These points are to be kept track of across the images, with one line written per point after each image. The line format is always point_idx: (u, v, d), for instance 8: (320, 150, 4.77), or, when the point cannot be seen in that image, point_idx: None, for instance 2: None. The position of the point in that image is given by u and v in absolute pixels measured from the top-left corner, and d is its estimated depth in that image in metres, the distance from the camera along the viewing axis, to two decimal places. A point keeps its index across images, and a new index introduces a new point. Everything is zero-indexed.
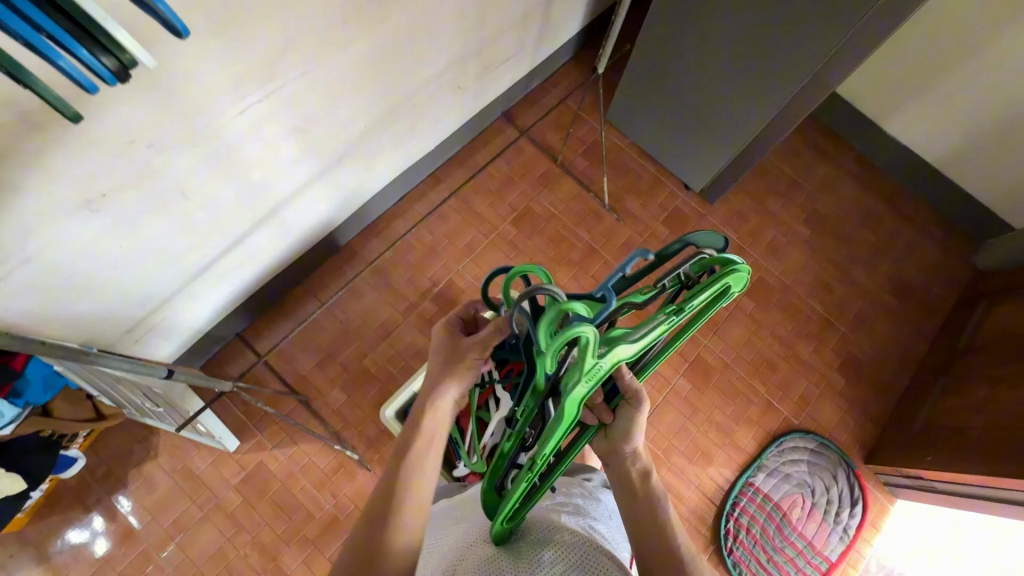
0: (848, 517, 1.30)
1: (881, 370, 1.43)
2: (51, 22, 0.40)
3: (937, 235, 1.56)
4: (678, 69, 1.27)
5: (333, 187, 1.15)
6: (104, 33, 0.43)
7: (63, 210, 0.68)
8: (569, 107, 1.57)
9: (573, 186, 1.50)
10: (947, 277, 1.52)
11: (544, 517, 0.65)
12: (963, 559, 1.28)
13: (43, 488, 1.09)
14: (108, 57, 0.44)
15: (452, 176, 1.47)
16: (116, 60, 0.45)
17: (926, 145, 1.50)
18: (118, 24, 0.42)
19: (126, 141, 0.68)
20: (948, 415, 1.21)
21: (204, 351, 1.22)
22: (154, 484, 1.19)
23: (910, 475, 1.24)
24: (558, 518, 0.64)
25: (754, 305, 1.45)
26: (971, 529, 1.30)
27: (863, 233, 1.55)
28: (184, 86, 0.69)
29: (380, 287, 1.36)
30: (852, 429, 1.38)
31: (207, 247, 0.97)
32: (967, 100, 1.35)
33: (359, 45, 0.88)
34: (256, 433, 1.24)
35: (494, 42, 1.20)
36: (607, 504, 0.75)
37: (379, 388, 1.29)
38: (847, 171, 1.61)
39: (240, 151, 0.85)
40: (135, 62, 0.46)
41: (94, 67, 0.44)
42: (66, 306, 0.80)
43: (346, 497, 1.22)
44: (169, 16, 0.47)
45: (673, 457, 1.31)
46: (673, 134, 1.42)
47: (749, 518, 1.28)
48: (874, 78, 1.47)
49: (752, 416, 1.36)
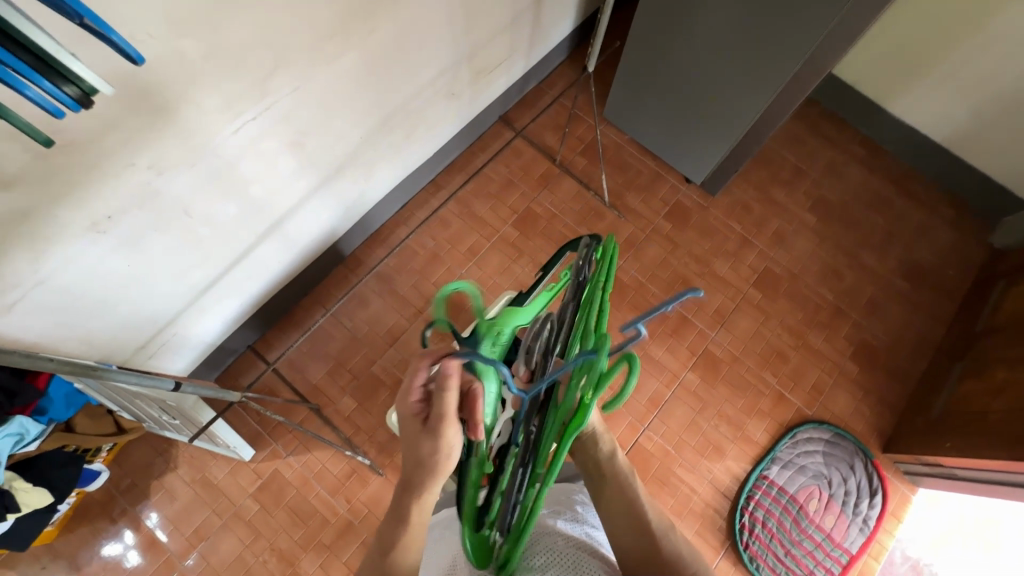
0: (868, 508, 1.27)
1: (896, 356, 1.40)
2: (14, 60, 0.41)
3: (950, 216, 1.53)
4: (671, 63, 1.27)
5: (334, 199, 1.17)
6: (63, 65, 0.44)
7: (71, 232, 0.71)
8: (565, 107, 1.58)
9: (573, 185, 1.51)
10: (963, 258, 1.48)
11: (539, 523, 0.64)
12: (997, 548, 1.25)
13: (70, 502, 1.13)
14: (71, 86, 0.46)
15: (452, 181, 1.48)
16: (78, 88, 0.46)
17: (934, 125, 1.47)
18: (78, 59, 0.44)
19: (126, 164, 0.71)
20: (966, 399, 1.18)
21: (218, 364, 1.26)
22: (176, 495, 1.23)
23: (930, 463, 1.21)
24: (552, 524, 0.64)
25: (761, 295, 1.44)
26: (1005, 517, 1.27)
27: (871, 217, 1.52)
28: (180, 108, 0.72)
29: (385, 294, 1.38)
30: (868, 418, 1.35)
31: (213, 263, 1.00)
32: (974, 76, 1.32)
33: (349, 59, 0.90)
34: (271, 442, 1.27)
35: (484, 47, 1.22)
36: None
37: (388, 394, 1.31)
38: (852, 155, 1.58)
39: (238, 168, 0.88)
40: (95, 89, 0.48)
41: (56, 97, 0.46)
42: (80, 325, 0.84)
43: (360, 502, 1.24)
44: (123, 45, 0.46)
45: (684, 453, 1.30)
46: (670, 128, 1.42)
47: (765, 512, 1.26)
48: (875, 60, 1.44)
49: (764, 408, 1.34)
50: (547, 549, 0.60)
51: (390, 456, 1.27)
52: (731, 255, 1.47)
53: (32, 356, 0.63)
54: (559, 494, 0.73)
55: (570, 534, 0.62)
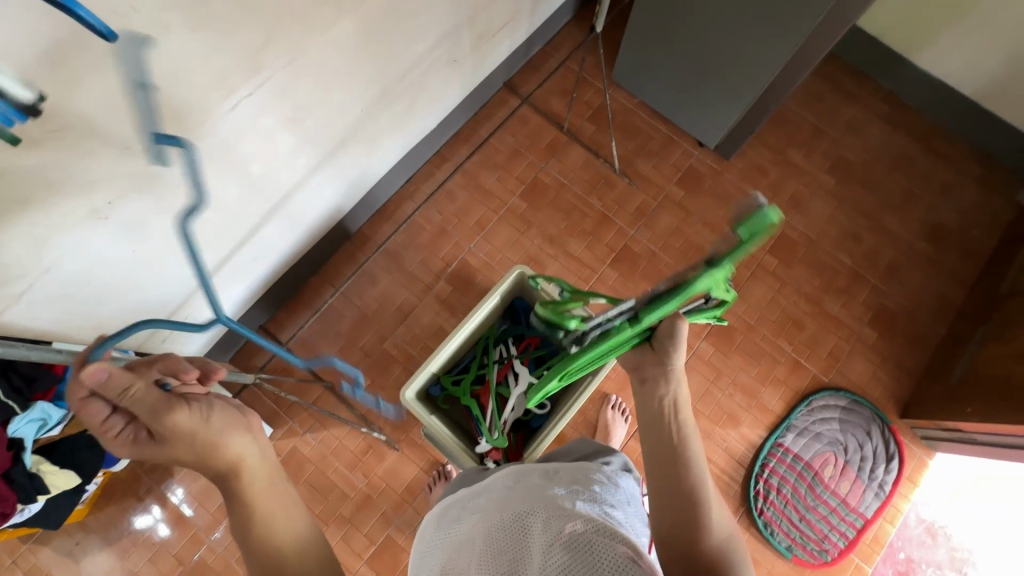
0: (884, 473, 1.27)
1: (917, 321, 1.37)
2: None
3: (977, 174, 1.46)
4: (684, 19, 1.20)
5: (338, 174, 1.15)
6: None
7: (72, 220, 0.70)
8: (572, 71, 1.51)
9: (581, 153, 1.46)
10: (989, 218, 1.43)
11: (556, 502, 0.64)
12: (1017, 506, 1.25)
13: (97, 482, 1.17)
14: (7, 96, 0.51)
15: (456, 153, 1.45)
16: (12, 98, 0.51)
17: (963, 78, 1.39)
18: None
19: (122, 148, 0.69)
20: (990, 363, 1.15)
21: (231, 345, 1.27)
22: (199, 473, 1.26)
23: (949, 428, 1.20)
24: (570, 505, 0.63)
25: (777, 262, 1.40)
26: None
27: (893, 178, 1.46)
28: (173, 85, 0.69)
29: (394, 270, 1.37)
30: (886, 384, 1.33)
31: (220, 245, 0.99)
32: (1010, 22, 1.23)
33: (345, 27, 0.86)
34: (288, 421, 1.28)
35: (486, 8, 1.16)
36: (628, 489, 0.75)
37: (401, 370, 1.32)
38: (874, 112, 1.51)
39: (237, 146, 0.85)
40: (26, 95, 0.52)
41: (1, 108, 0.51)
42: (91, 311, 0.84)
43: (378, 476, 1.26)
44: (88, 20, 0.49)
45: (699, 422, 1.30)
46: (683, 90, 1.36)
47: (779, 479, 1.27)
48: (901, 9, 1.35)
49: (779, 376, 1.33)
50: (564, 527, 0.59)
51: (407, 432, 1.29)
52: None
53: (44, 348, 0.62)
54: (576, 474, 0.73)
55: (588, 515, 0.61)
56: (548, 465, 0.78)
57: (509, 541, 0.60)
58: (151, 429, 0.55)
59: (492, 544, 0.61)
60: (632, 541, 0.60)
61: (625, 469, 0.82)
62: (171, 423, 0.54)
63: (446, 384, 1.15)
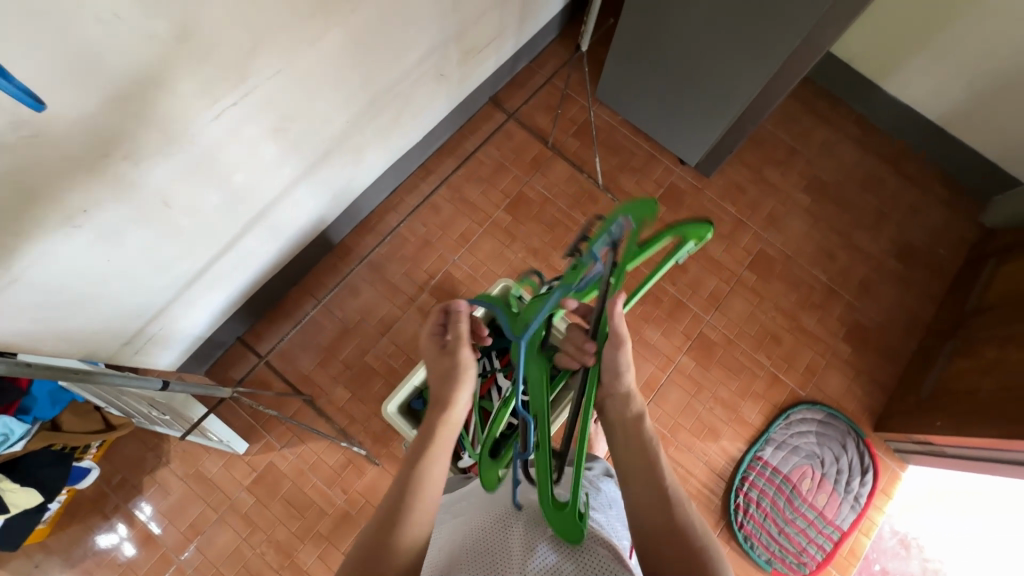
0: (860, 485, 1.29)
1: (888, 336, 1.41)
2: None
3: (942, 194, 1.53)
4: (666, 41, 1.23)
5: (322, 185, 1.14)
6: None
7: (44, 227, 0.67)
8: (557, 87, 1.54)
9: (565, 168, 1.48)
10: (954, 237, 1.49)
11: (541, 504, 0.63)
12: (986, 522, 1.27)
13: (60, 500, 1.11)
14: None
15: (442, 165, 1.45)
16: None
17: (929, 104, 1.46)
18: None
19: (99, 155, 0.67)
20: (958, 378, 1.19)
21: (207, 357, 1.24)
22: (170, 490, 1.21)
23: (920, 441, 1.23)
24: None
25: (755, 277, 1.43)
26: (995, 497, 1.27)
27: (865, 198, 1.52)
28: (155, 91, 0.68)
29: (376, 282, 1.36)
30: (860, 398, 1.36)
31: (198, 254, 0.97)
32: (972, 52, 1.30)
33: (333, 39, 0.86)
34: (264, 435, 1.25)
35: (474, 24, 1.17)
36: (611, 492, 0.74)
37: (383, 383, 1.30)
38: (846, 134, 1.57)
39: (219, 155, 0.84)
40: None
41: None
42: (60, 322, 0.81)
43: (357, 492, 1.24)
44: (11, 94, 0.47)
45: (680, 435, 1.31)
46: (665, 109, 1.39)
47: (759, 492, 1.28)
48: (871, 37, 1.42)
49: (758, 390, 1.35)
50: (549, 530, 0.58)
51: (387, 446, 1.26)
52: (725, 238, 1.46)
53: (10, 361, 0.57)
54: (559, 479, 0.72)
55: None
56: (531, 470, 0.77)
57: (490, 541, 0.59)
58: (445, 348, 0.72)
59: (473, 542, 0.60)
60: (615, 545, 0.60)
61: (607, 474, 0.81)
62: (459, 355, 0.70)
63: (429, 398, 1.12)
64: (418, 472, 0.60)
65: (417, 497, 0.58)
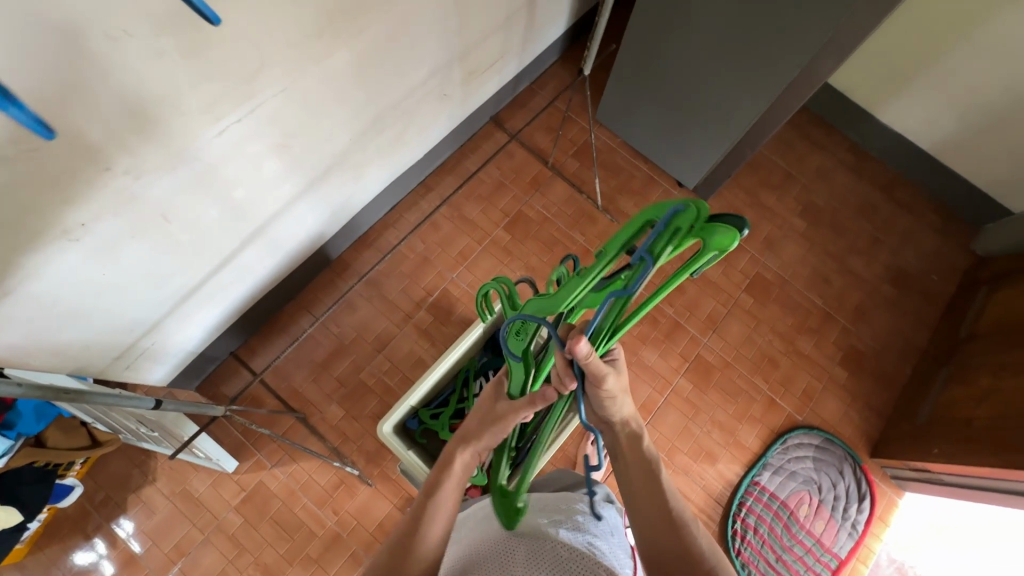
0: (857, 512, 1.29)
1: (884, 361, 1.42)
2: None
3: (935, 222, 1.55)
4: (667, 67, 1.25)
5: (323, 201, 1.13)
6: None
7: (42, 241, 0.66)
8: (559, 108, 1.56)
9: (564, 189, 1.49)
10: (947, 264, 1.51)
11: (537, 530, 0.62)
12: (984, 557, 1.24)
13: (40, 519, 1.08)
14: None
15: (442, 183, 1.45)
16: None
17: (922, 134, 1.49)
18: None
19: (101, 169, 0.67)
20: (953, 405, 1.19)
21: (199, 372, 1.21)
22: (155, 508, 1.18)
23: (916, 468, 1.23)
24: (551, 532, 0.62)
25: (753, 300, 1.44)
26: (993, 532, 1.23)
27: (859, 223, 1.54)
28: (161, 106, 0.67)
29: (373, 298, 1.35)
30: (856, 423, 1.36)
31: (195, 269, 0.95)
32: (963, 85, 1.33)
33: (339, 58, 0.87)
34: (255, 453, 1.23)
35: (478, 47, 1.19)
36: (613, 520, 0.73)
37: (377, 402, 1.28)
38: (841, 161, 1.59)
39: (222, 170, 0.83)
40: None
41: None
42: (51, 336, 0.79)
43: (349, 514, 1.21)
44: None
45: (677, 459, 1.30)
46: (664, 133, 1.41)
47: (756, 518, 1.27)
48: (866, 67, 1.45)
49: (755, 413, 1.35)
50: (549, 557, 0.58)
51: (380, 466, 1.24)
52: (723, 260, 1.46)
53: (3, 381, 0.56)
54: (559, 504, 0.71)
55: (573, 544, 0.60)
56: (531, 495, 0.76)
57: (488, 568, 0.58)
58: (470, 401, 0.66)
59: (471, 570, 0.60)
60: (617, 573, 0.58)
61: (608, 500, 0.79)
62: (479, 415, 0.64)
63: (423, 418, 1.13)
64: (433, 498, 0.60)
65: (427, 523, 0.58)
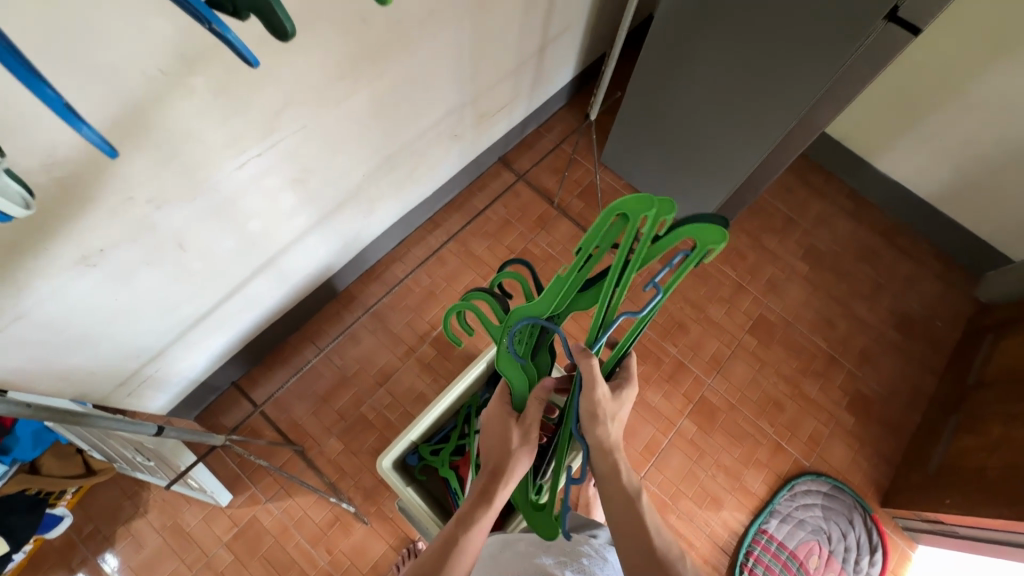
0: (869, 565, 1.24)
1: (891, 407, 1.40)
2: None
3: (936, 268, 1.57)
4: (671, 114, 1.30)
5: (334, 234, 1.16)
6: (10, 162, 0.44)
7: (60, 266, 0.68)
8: (565, 151, 1.61)
9: (569, 228, 1.52)
10: (950, 310, 1.51)
11: None
12: None
13: (25, 550, 1.05)
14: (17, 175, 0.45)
15: (450, 219, 1.49)
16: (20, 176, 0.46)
17: (919, 182, 1.53)
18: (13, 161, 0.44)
19: (125, 198, 0.69)
20: (964, 453, 1.17)
21: (199, 401, 1.21)
22: (143, 543, 1.15)
23: (929, 519, 1.19)
24: None
25: (756, 342, 1.44)
26: None
27: (861, 268, 1.55)
28: (188, 141, 0.70)
29: (378, 331, 1.35)
30: (865, 471, 1.33)
31: (205, 297, 0.97)
32: (957, 137, 1.38)
33: (358, 100, 0.91)
34: (250, 486, 1.20)
35: (489, 92, 1.25)
36: (616, 565, 0.71)
37: (377, 437, 1.26)
38: (841, 207, 1.63)
39: (239, 202, 0.86)
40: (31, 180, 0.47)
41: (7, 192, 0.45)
42: (59, 360, 0.80)
43: (343, 554, 1.17)
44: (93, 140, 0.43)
45: (681, 503, 1.27)
46: (668, 176, 1.45)
47: (764, 569, 1.22)
48: (862, 119, 1.51)
49: (761, 458, 1.32)
50: None
51: (377, 503, 1.21)
52: (726, 302, 1.47)
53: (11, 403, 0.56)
54: (561, 547, 0.69)
55: None
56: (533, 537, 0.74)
57: None
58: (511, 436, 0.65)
59: None
60: None
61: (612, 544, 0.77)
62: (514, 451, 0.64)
63: (423, 453, 1.11)
64: (459, 543, 0.59)
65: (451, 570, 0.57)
